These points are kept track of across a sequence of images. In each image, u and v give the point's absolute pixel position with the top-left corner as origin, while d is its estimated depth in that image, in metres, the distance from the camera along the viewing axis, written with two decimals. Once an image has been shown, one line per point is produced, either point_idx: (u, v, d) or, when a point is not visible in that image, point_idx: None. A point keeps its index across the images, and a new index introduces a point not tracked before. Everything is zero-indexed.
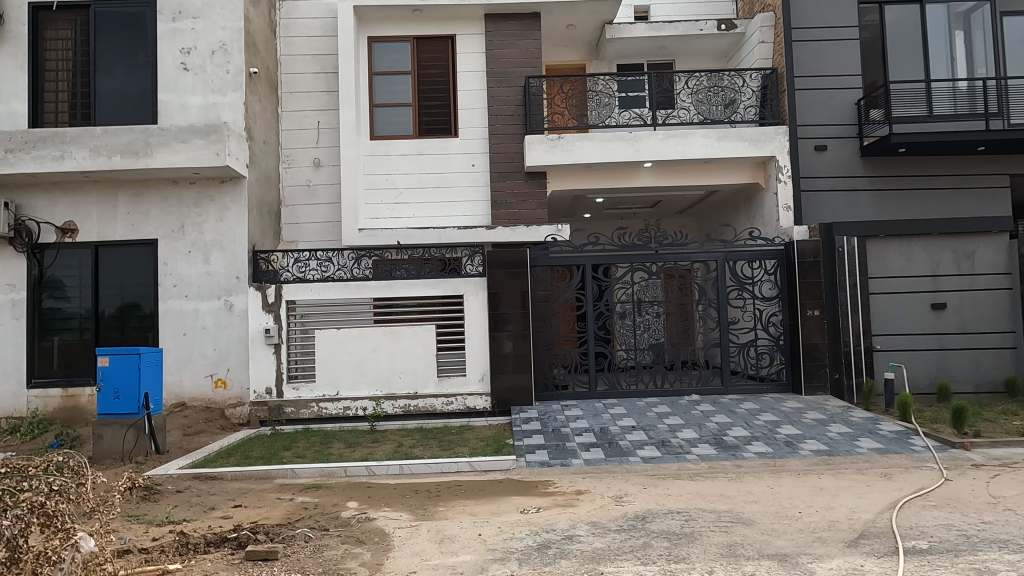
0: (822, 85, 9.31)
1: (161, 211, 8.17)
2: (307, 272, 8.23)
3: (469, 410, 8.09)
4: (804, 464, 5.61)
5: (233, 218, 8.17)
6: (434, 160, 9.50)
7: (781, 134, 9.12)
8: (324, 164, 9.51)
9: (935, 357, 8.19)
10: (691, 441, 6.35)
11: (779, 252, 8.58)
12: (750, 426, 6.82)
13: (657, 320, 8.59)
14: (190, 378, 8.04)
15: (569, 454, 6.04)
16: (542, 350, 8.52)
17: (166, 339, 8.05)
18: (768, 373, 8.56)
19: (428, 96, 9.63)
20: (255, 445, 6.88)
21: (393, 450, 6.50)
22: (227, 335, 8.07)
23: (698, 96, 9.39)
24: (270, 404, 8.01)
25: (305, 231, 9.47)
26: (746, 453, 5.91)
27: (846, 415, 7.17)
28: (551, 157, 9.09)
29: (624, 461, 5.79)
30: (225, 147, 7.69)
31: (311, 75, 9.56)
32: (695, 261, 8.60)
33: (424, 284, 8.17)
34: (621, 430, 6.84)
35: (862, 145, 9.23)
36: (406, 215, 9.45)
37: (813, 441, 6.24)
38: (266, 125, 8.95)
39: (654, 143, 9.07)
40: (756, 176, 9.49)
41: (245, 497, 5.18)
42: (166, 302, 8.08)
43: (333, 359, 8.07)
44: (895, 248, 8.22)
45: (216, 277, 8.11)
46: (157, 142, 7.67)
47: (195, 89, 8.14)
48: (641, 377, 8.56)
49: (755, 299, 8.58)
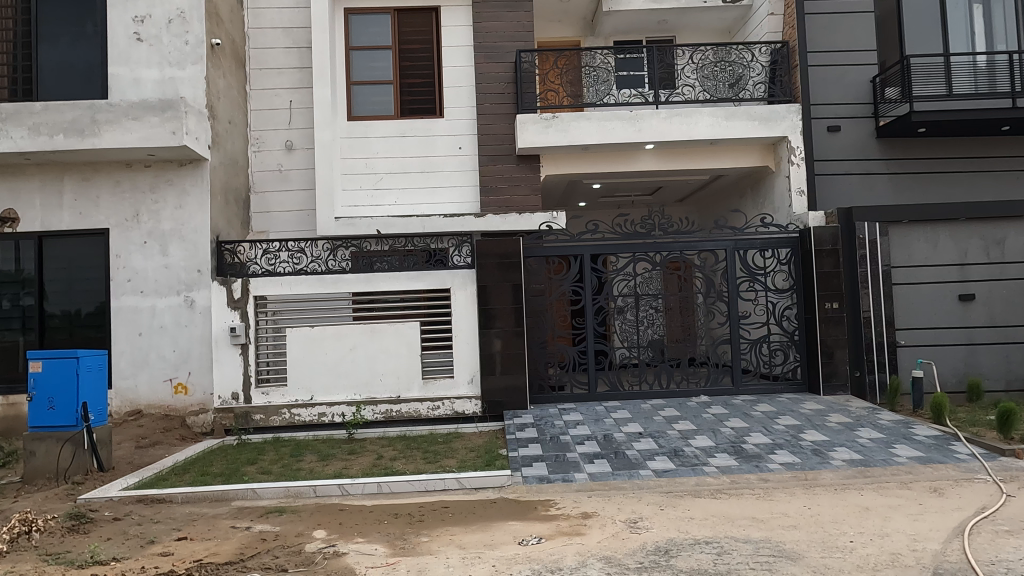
0: (835, 60, 8.65)
1: (113, 197, 7.34)
2: (277, 264, 7.42)
3: (457, 415, 7.36)
4: (840, 476, 4.93)
5: (194, 205, 7.35)
6: (418, 142, 8.74)
7: (793, 113, 8.43)
8: (297, 147, 8.72)
9: (964, 353, 7.54)
10: (708, 450, 5.65)
11: (794, 239, 7.92)
12: (770, 432, 6.13)
13: (658, 315, 7.89)
14: (147, 383, 7.23)
15: (572, 468, 5.31)
16: (536, 349, 7.80)
17: (120, 339, 7.24)
18: (782, 372, 7.91)
19: (411, 73, 8.87)
20: (215, 460, 6.09)
21: (371, 465, 5.71)
22: (188, 335, 7.27)
23: (704, 71, 8.68)
24: (236, 410, 7.23)
25: (277, 220, 8.68)
26: (772, 464, 5.23)
27: (874, 418, 6.49)
28: (544, 138, 8.33)
29: (635, 475, 5.08)
30: (183, 125, 6.88)
31: (283, 50, 8.75)
32: (701, 251, 7.89)
33: (407, 277, 7.40)
34: (627, 438, 6.13)
35: (878, 126, 8.60)
36: (387, 203, 8.69)
37: (844, 448, 5.56)
38: (230, 102, 8.11)
39: (657, 123, 8.34)
40: (766, 159, 8.80)
41: (192, 526, 4.38)
42: (119, 298, 7.27)
43: (307, 361, 7.31)
44: (919, 235, 7.57)
45: (175, 271, 7.30)
46: (104, 119, 6.84)
47: (150, 62, 7.32)
48: (644, 378, 7.87)
49: (767, 291, 7.91)
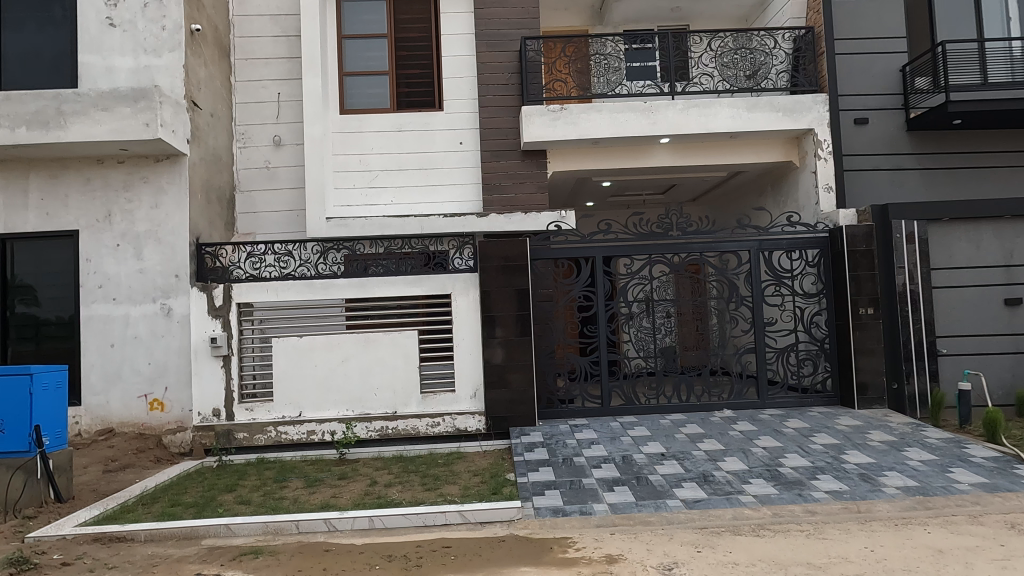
0: (864, 47, 8.05)
1: (83, 196, 6.73)
2: (263, 268, 6.86)
3: (459, 433, 6.74)
4: (898, 508, 4.30)
5: (171, 204, 6.75)
6: (415, 137, 8.15)
7: (820, 104, 7.82)
8: (285, 143, 8.12)
9: (1011, 362, 6.99)
10: (741, 476, 5.02)
11: (823, 240, 7.31)
12: (808, 452, 5.50)
13: (675, 322, 7.27)
14: (120, 399, 6.60)
15: (589, 497, 4.69)
16: (544, 360, 7.17)
17: (90, 352, 6.62)
18: (811, 384, 7.32)
19: (408, 65, 8.32)
20: (190, 487, 5.47)
21: (362, 494, 5.07)
22: (164, 347, 6.65)
23: (723, 59, 8.04)
24: (217, 428, 6.62)
25: (264, 221, 8.08)
26: (818, 492, 4.60)
27: (920, 436, 5.87)
28: (552, 132, 7.71)
29: (662, 507, 4.44)
30: (157, 116, 6.28)
31: (271, 38, 8.16)
32: (722, 252, 7.28)
33: (404, 282, 6.80)
34: (648, 460, 5.50)
35: (909, 118, 8.01)
36: (383, 202, 8.09)
37: (894, 472, 4.95)
38: (212, 94, 7.51)
39: (673, 115, 7.73)
40: (789, 153, 8.21)
41: (152, 573, 3.76)
42: (89, 306, 6.66)
43: (295, 374, 6.71)
44: (960, 234, 7.00)
45: (150, 276, 6.69)
46: (72, 110, 6.23)
47: (124, 50, 6.72)
48: (661, 390, 7.26)
49: (794, 295, 7.30)
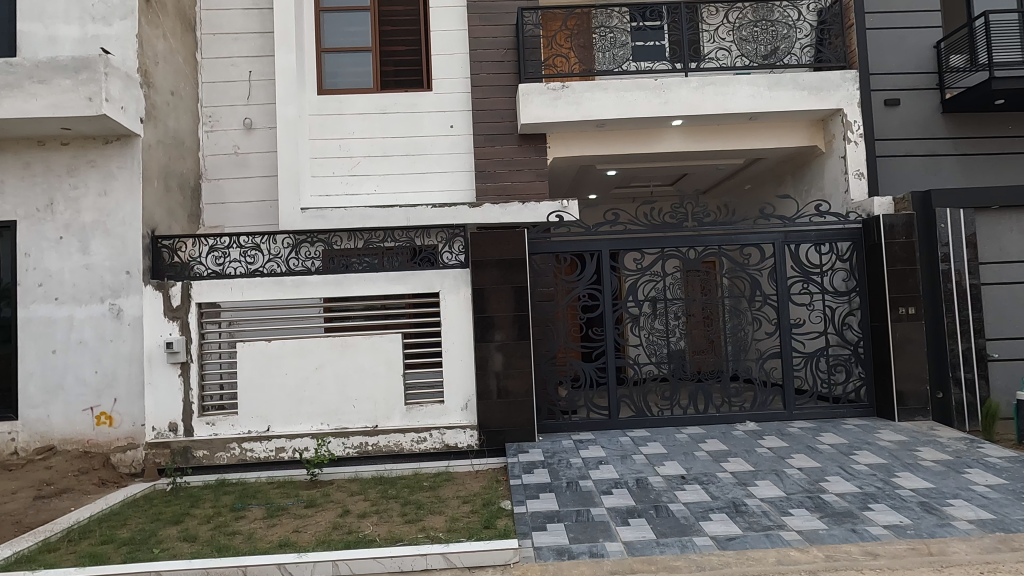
0: (895, 20, 7.28)
1: (21, 182, 5.93)
2: (227, 264, 6.08)
3: (448, 449, 5.95)
4: (978, 550, 3.52)
5: (122, 190, 5.95)
6: (401, 120, 7.37)
7: (849, 82, 7.05)
8: (256, 126, 7.35)
9: None
10: (779, 505, 4.23)
11: (856, 231, 6.53)
12: (853, 475, 4.73)
13: (689, 325, 6.48)
14: (61, 413, 5.79)
15: (600, 533, 3.90)
16: (544, 367, 6.39)
17: (28, 359, 5.82)
18: (843, 393, 6.55)
19: (393, 41, 7.55)
20: (131, 518, 4.66)
21: (329, 528, 4.27)
22: (112, 352, 5.84)
23: (741, 33, 7.29)
24: (173, 445, 5.85)
25: (234, 212, 7.31)
26: (875, 527, 3.82)
27: (978, 454, 5.10)
28: (551, 112, 6.93)
29: (689, 547, 3.65)
30: (102, 90, 5.47)
31: (240, 12, 7.40)
32: (745, 246, 6.50)
33: (385, 279, 6.01)
34: (667, 483, 4.72)
35: (945, 99, 7.24)
36: (365, 191, 7.31)
37: (960, 500, 4.17)
38: (173, 69, 6.71)
39: (687, 94, 6.96)
40: (813, 138, 7.47)
41: None
42: (28, 307, 5.86)
43: (262, 383, 5.94)
44: (1011, 224, 6.27)
45: (98, 273, 5.89)
46: (3, 84, 5.45)
47: (68, 17, 5.94)
48: (676, 399, 6.49)
49: (824, 294, 6.54)
